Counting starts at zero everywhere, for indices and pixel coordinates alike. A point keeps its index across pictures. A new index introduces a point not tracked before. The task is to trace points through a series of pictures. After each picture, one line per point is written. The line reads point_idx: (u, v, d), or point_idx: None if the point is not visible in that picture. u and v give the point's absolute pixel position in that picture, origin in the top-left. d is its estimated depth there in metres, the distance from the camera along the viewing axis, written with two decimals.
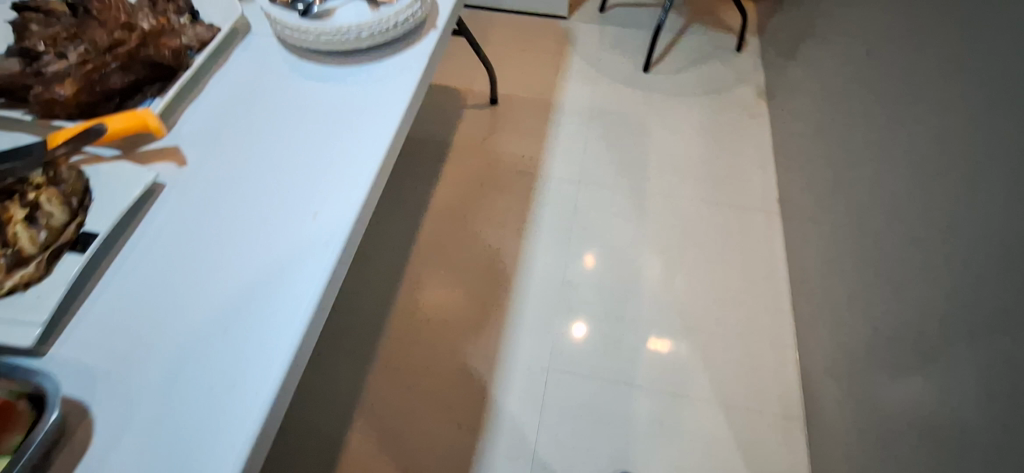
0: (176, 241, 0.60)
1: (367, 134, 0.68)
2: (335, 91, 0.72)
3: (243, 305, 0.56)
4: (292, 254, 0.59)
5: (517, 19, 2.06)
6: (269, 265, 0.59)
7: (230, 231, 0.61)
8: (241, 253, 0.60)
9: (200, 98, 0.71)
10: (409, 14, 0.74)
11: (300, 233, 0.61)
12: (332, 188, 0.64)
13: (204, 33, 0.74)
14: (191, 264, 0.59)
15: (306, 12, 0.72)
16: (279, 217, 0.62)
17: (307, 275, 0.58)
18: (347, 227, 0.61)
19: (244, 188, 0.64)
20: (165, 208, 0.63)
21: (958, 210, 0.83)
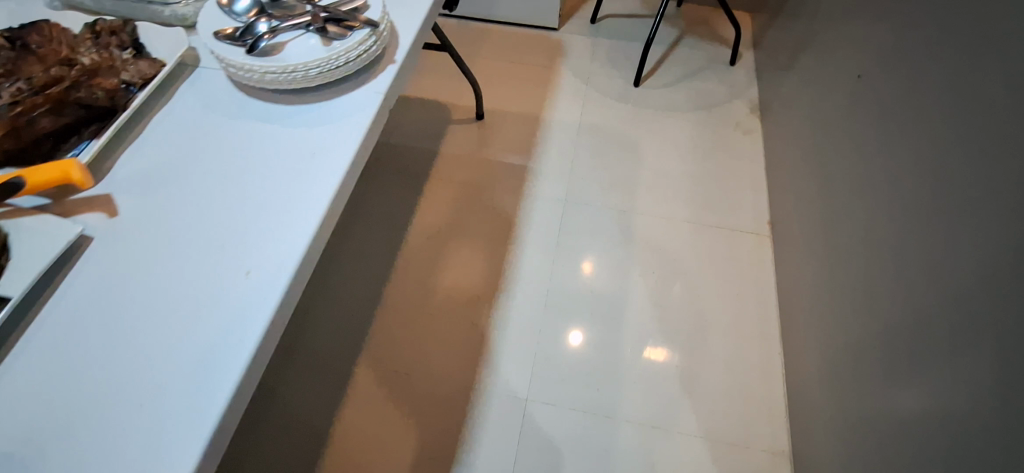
0: (101, 296, 0.57)
1: (311, 180, 0.65)
2: (282, 132, 0.69)
3: (163, 371, 0.52)
4: (220, 314, 0.56)
5: (506, 30, 2.02)
6: (194, 324, 0.55)
7: (160, 284, 0.58)
8: (170, 308, 0.56)
9: (141, 140, 0.68)
10: (363, 52, 0.70)
11: (230, 292, 0.57)
12: (268, 240, 0.60)
13: (146, 70, 0.71)
14: (111, 325, 0.55)
15: (253, 49, 0.69)
16: (209, 273, 0.58)
17: (233, 338, 0.54)
18: (281, 285, 0.57)
19: (175, 241, 0.61)
20: (92, 261, 0.59)
21: (962, 254, 0.78)
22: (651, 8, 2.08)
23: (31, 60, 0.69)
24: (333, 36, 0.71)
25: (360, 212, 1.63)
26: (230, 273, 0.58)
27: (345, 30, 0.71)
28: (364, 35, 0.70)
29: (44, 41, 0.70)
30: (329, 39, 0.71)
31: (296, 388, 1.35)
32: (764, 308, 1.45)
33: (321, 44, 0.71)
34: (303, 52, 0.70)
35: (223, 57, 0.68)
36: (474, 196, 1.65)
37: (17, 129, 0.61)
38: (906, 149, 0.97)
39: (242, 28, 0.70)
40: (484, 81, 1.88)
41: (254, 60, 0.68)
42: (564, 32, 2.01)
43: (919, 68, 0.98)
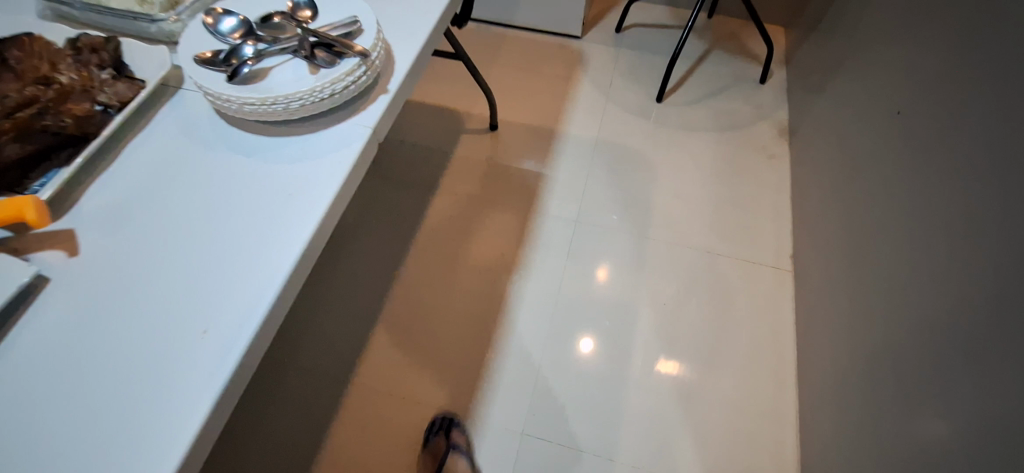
0: (55, 346, 0.54)
1: (286, 226, 0.60)
2: (261, 168, 0.65)
3: (108, 438, 0.49)
4: (173, 378, 0.52)
5: (526, 37, 1.95)
6: (147, 385, 0.52)
7: (117, 337, 0.54)
8: (123, 366, 0.53)
9: (113, 170, 0.65)
10: (351, 84, 0.65)
11: (185, 356, 0.53)
12: (231, 297, 0.56)
13: (125, 91, 0.67)
14: (60, 380, 0.52)
15: (235, 75, 0.64)
16: (167, 331, 0.55)
17: (186, 405, 0.51)
18: (240, 350, 0.53)
19: (135, 290, 0.57)
20: (49, 304, 0.56)
21: (1015, 325, 0.70)
22: (678, 19, 1.99)
23: (9, 76, 0.65)
24: (321, 64, 0.66)
25: (364, 220, 1.58)
26: (188, 333, 0.54)
27: (334, 59, 0.66)
28: (353, 65, 0.65)
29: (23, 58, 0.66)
30: (317, 68, 0.66)
31: (283, 398, 1.31)
32: (781, 346, 1.37)
33: (308, 73, 0.66)
34: (288, 81, 0.65)
35: (202, 84, 0.63)
36: (485, 206, 1.59)
37: None
38: (944, 200, 0.90)
39: (225, 52, 0.66)
40: (500, 90, 1.82)
41: (234, 90, 0.63)
42: (587, 41, 1.94)
43: (963, 113, 0.90)
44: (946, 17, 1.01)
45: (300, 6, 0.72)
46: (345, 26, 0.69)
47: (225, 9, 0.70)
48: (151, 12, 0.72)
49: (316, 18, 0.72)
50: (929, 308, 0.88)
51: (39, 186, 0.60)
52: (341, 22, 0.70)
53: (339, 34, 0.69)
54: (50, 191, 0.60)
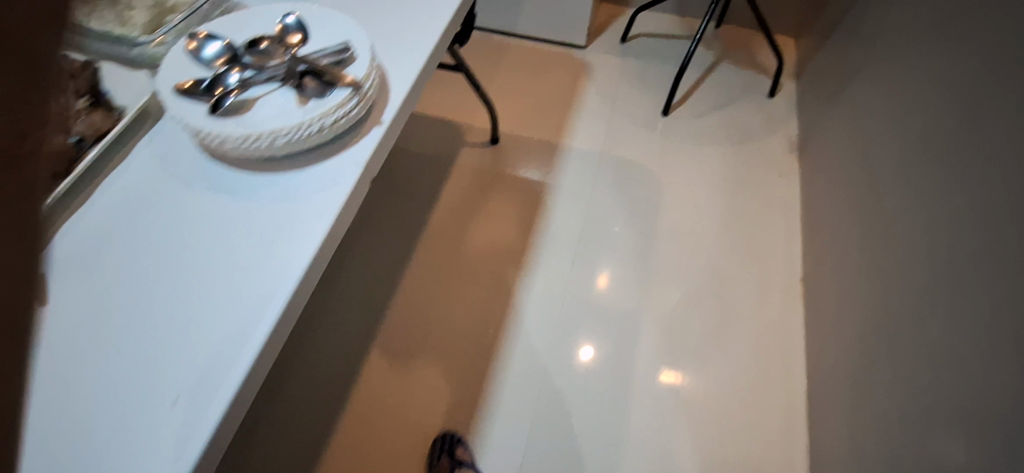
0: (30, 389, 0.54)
1: (266, 267, 0.61)
2: (243, 211, 0.65)
3: None
4: (149, 422, 0.53)
5: (530, 46, 1.91)
6: (122, 430, 0.52)
7: (92, 380, 0.55)
8: (98, 411, 0.53)
9: (92, 205, 0.65)
10: (342, 117, 0.61)
11: (163, 411, 0.53)
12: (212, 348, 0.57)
13: (102, 123, 0.69)
14: (34, 426, 0.52)
15: (217, 107, 0.60)
16: (143, 374, 0.55)
17: (163, 450, 0.51)
18: (219, 395, 0.54)
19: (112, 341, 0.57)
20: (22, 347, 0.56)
21: None
22: (685, 29, 1.95)
23: None
24: (309, 94, 0.62)
25: (359, 235, 1.53)
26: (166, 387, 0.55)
27: (323, 89, 0.62)
28: (344, 97, 0.62)
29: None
30: (305, 99, 0.62)
31: (271, 420, 1.25)
32: (791, 371, 1.31)
33: (296, 104, 0.62)
34: (274, 113, 0.61)
35: (181, 117, 0.59)
36: (484, 221, 1.55)
37: None
38: (961, 231, 0.86)
39: (208, 82, 0.62)
40: (502, 100, 1.78)
41: (216, 124, 0.59)
42: (592, 50, 1.89)
43: (980, 141, 0.86)
44: (966, 36, 0.97)
45: (289, 30, 0.68)
46: (336, 54, 0.65)
47: (210, 33, 0.66)
48: None
49: (306, 43, 0.68)
50: (946, 345, 0.84)
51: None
52: (332, 48, 0.66)
53: (330, 61, 0.65)
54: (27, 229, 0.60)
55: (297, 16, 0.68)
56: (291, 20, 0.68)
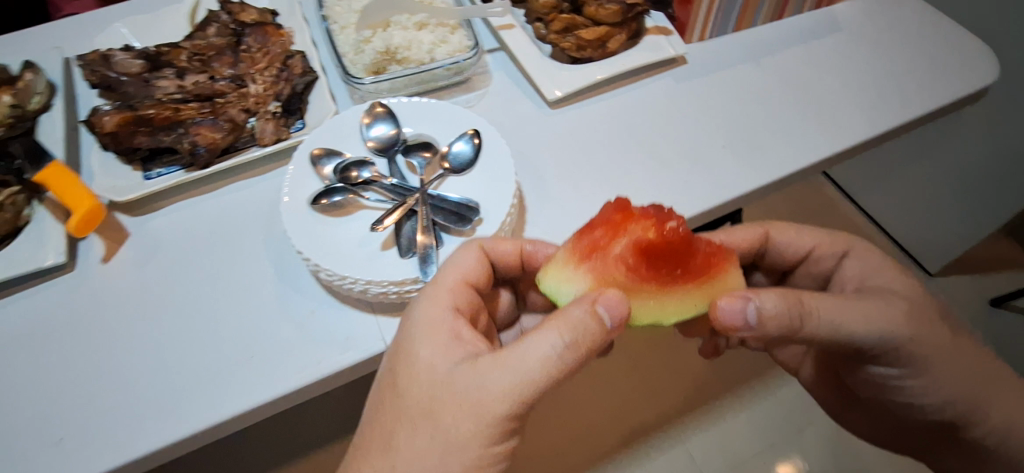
0: (62, 298, 0.56)
1: (244, 372, 0.51)
2: (261, 306, 0.55)
3: None
4: (66, 410, 0.50)
5: (857, 226, 1.28)
6: (50, 398, 0.51)
7: (85, 325, 0.55)
8: (70, 357, 0.53)
9: (220, 193, 0.63)
10: (393, 292, 0.51)
11: (26, 467, 0.48)
12: (98, 438, 0.49)
13: (268, 133, 0.63)
14: (24, 338, 0.54)
15: (323, 199, 0.54)
16: (99, 361, 0.53)
17: (40, 459, 0.48)
18: (106, 455, 0.48)
19: (75, 355, 0.53)
20: (70, 287, 0.57)
21: None
22: None
23: (226, 67, 0.67)
24: (403, 237, 0.52)
25: None
26: (48, 436, 0.49)
27: (413, 246, 0.52)
28: (413, 277, 0.50)
29: (255, 47, 0.68)
30: (392, 245, 0.52)
31: None
32: None
33: (379, 242, 0.52)
34: (354, 238, 0.53)
35: (291, 190, 0.55)
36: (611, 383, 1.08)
37: (117, 138, 0.59)
38: None
39: (341, 165, 0.56)
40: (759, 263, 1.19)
41: (309, 216, 0.53)
42: (937, 286, 1.20)
43: None
44: None
45: (456, 154, 0.58)
46: (459, 216, 0.53)
47: (389, 109, 0.60)
48: (355, 65, 0.66)
49: (459, 175, 0.57)
50: None
51: (154, 175, 0.61)
52: (458, 204, 0.54)
53: (449, 217, 0.53)
54: (158, 187, 0.60)
55: (477, 142, 0.58)
56: (465, 143, 0.58)
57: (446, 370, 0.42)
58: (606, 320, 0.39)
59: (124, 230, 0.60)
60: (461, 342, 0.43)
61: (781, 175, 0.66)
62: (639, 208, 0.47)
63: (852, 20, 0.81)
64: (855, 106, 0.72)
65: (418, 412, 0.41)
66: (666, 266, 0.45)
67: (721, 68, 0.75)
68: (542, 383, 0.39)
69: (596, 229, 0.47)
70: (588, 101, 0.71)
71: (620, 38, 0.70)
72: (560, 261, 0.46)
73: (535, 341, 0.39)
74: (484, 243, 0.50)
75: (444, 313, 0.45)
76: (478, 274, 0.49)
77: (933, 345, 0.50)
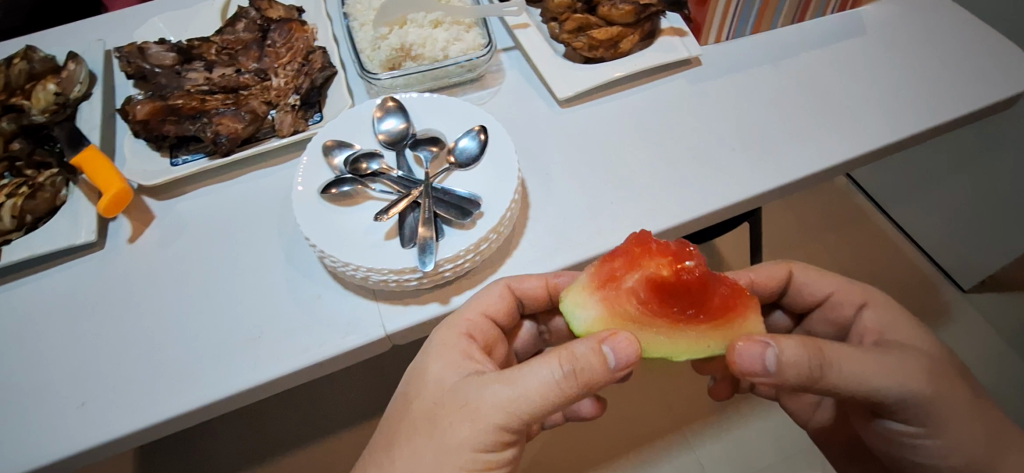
0: (91, 273, 0.60)
1: (249, 351, 0.54)
2: (270, 288, 0.58)
3: (21, 386, 0.54)
4: (88, 379, 0.54)
5: (886, 236, 1.24)
6: (75, 366, 0.55)
7: (109, 299, 0.58)
8: (94, 329, 0.57)
9: (240, 180, 0.66)
10: (393, 280, 0.53)
11: (52, 429, 0.52)
12: (119, 403, 0.52)
13: (287, 124, 0.65)
14: (56, 308, 0.58)
15: (333, 188, 0.56)
16: (119, 335, 0.56)
17: (64, 422, 0.52)
18: (121, 424, 0.51)
19: (101, 327, 0.57)
20: (98, 262, 0.61)
21: None
22: None
23: (251, 60, 0.71)
24: (405, 228, 0.54)
25: None
26: (71, 401, 0.53)
27: (413, 237, 0.53)
28: (413, 265, 0.52)
29: (279, 41, 0.71)
30: (395, 235, 0.54)
31: None
32: None
33: (383, 232, 0.54)
34: (359, 228, 0.55)
35: (304, 179, 0.57)
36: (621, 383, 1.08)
37: (148, 125, 0.63)
38: None
39: (351, 157, 0.58)
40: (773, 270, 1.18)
41: (319, 204, 0.56)
42: (969, 302, 1.15)
43: None
44: None
45: (462, 149, 0.59)
46: (460, 209, 0.54)
47: (400, 104, 0.62)
48: (372, 61, 0.69)
49: (465, 170, 0.58)
50: None
51: (180, 162, 0.64)
52: (460, 198, 0.55)
53: (451, 209, 0.54)
54: (182, 173, 0.63)
55: (482, 138, 0.59)
56: (471, 140, 0.59)
57: (453, 382, 0.46)
58: (610, 359, 0.42)
59: (149, 213, 0.64)
60: (471, 362, 0.47)
61: (793, 180, 0.65)
62: (658, 244, 0.49)
63: (878, 23, 0.79)
64: (874, 111, 0.70)
65: (421, 417, 0.45)
66: (679, 305, 0.47)
67: (737, 70, 0.74)
68: (538, 403, 0.42)
69: (615, 260, 0.49)
70: (599, 100, 0.72)
71: (632, 39, 0.70)
72: (580, 285, 0.49)
73: (537, 365, 0.42)
74: (511, 281, 0.53)
75: (459, 338, 0.49)
76: (500, 308, 0.53)
77: (949, 405, 0.49)
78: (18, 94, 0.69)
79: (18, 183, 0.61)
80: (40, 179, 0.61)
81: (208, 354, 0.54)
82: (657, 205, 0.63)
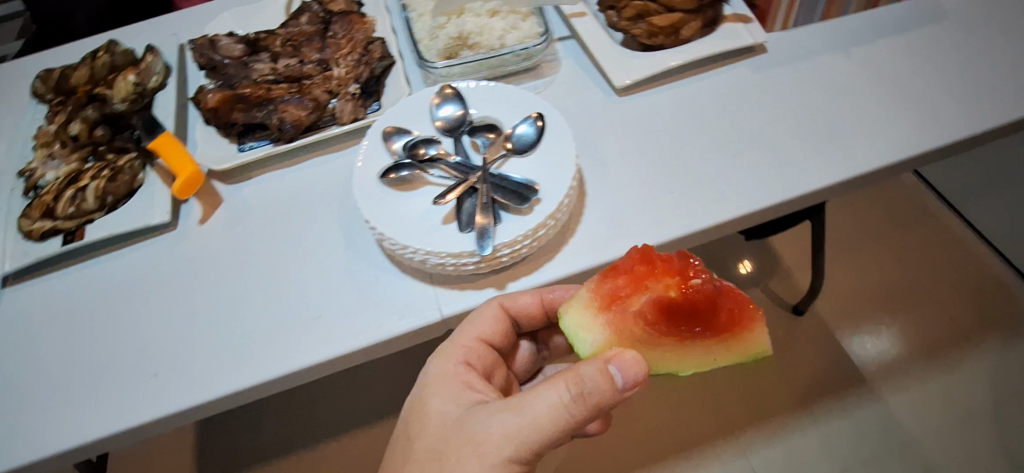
0: (165, 251, 0.63)
1: (310, 331, 0.56)
2: (329, 270, 0.59)
3: (104, 357, 0.57)
4: (162, 352, 0.57)
5: (958, 239, 1.16)
6: (150, 341, 0.58)
7: (180, 277, 0.61)
8: (168, 305, 0.60)
9: (301, 166, 0.68)
10: (451, 264, 0.53)
11: (130, 397, 0.54)
12: (192, 375, 0.55)
13: (347, 112, 0.67)
14: (137, 283, 0.62)
15: (392, 173, 0.57)
16: (190, 312, 0.59)
17: (141, 393, 0.55)
18: (191, 397, 0.54)
19: (175, 303, 0.60)
20: (172, 241, 0.64)
21: None
22: None
23: (313, 51, 0.73)
24: (463, 212, 0.54)
25: None
26: (146, 372, 0.56)
27: (471, 222, 0.54)
28: (473, 250, 0.52)
29: (340, 33, 0.73)
30: (453, 220, 0.54)
31: None
32: None
33: (441, 216, 0.55)
34: (416, 211, 0.55)
35: (366, 163, 0.58)
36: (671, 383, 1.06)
37: (218, 113, 0.66)
38: None
39: (411, 143, 0.59)
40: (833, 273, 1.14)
41: (379, 188, 0.57)
42: None
43: None
44: None
45: (519, 136, 0.59)
46: (518, 194, 0.54)
47: (458, 92, 0.63)
48: (429, 51, 0.69)
49: (521, 156, 0.58)
50: None
51: (246, 148, 0.67)
52: (517, 184, 0.55)
53: (508, 194, 0.54)
54: (250, 158, 0.65)
55: (539, 125, 0.59)
56: (529, 126, 0.59)
57: (455, 417, 0.46)
58: (618, 379, 0.42)
59: (218, 196, 0.66)
60: (471, 392, 0.48)
61: (865, 173, 0.61)
62: (660, 262, 0.48)
63: (961, 7, 0.73)
64: (954, 100, 0.66)
65: (426, 458, 0.45)
66: (684, 325, 0.46)
67: (804, 58, 0.71)
68: (548, 429, 0.42)
69: (618, 279, 0.49)
70: (655, 89, 0.70)
71: (694, 26, 0.68)
72: (582, 305, 0.48)
73: (543, 390, 0.43)
74: (505, 300, 0.53)
75: (457, 367, 0.50)
76: (494, 331, 0.53)
77: None
78: (102, 85, 0.74)
79: (100, 168, 0.65)
80: (120, 163, 0.65)
81: (271, 331, 0.56)
82: (718, 195, 0.61)
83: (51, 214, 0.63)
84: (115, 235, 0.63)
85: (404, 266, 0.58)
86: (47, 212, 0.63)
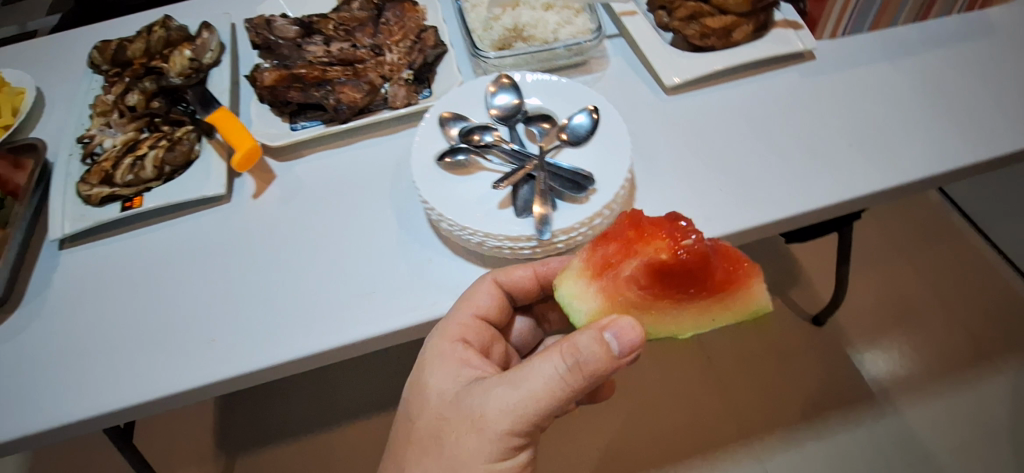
0: (220, 223, 0.64)
1: (363, 306, 0.57)
2: (383, 249, 0.60)
3: (161, 322, 0.58)
4: (219, 320, 0.58)
5: (982, 257, 1.16)
6: (207, 308, 0.59)
7: (236, 248, 0.62)
8: (223, 274, 0.61)
9: (353, 147, 0.69)
10: (507, 248, 0.54)
11: (187, 361, 0.56)
12: (249, 343, 0.56)
13: (401, 96, 0.68)
14: (192, 252, 0.63)
15: (449, 157, 0.58)
16: (246, 282, 0.60)
17: (198, 357, 0.56)
18: (248, 364, 0.55)
19: (230, 273, 0.61)
20: (228, 213, 0.65)
21: None
22: None
23: (365, 36, 0.74)
24: (519, 198, 0.55)
25: None
26: (203, 338, 0.57)
27: (527, 208, 0.55)
28: (531, 235, 0.53)
29: (393, 19, 0.74)
30: (509, 205, 0.56)
31: None
32: None
33: (498, 201, 0.56)
34: (473, 195, 0.56)
35: (424, 146, 0.59)
36: (692, 384, 1.06)
37: (274, 91, 0.67)
38: None
39: (467, 129, 0.60)
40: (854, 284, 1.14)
41: (437, 171, 0.58)
42: None
43: None
44: None
45: (574, 127, 0.60)
46: (574, 183, 0.55)
47: (514, 82, 0.64)
48: (482, 41, 0.71)
49: (576, 147, 0.59)
50: None
51: (300, 127, 0.68)
52: (573, 173, 0.56)
53: (564, 183, 0.55)
54: (305, 137, 0.67)
55: (594, 117, 0.60)
56: (584, 117, 0.60)
57: (453, 394, 0.46)
58: (614, 346, 0.41)
59: (272, 173, 0.68)
60: (469, 369, 0.48)
61: (913, 181, 0.62)
62: (650, 225, 0.48)
63: (1008, 25, 0.74)
64: (1002, 115, 0.67)
65: (427, 435, 0.46)
66: (677, 286, 0.46)
67: (852, 67, 0.71)
68: (544, 399, 0.43)
69: (609, 246, 0.49)
70: (703, 90, 0.71)
71: (746, 29, 0.69)
72: (575, 274, 0.48)
73: (539, 363, 0.43)
74: (498, 275, 0.53)
75: (453, 345, 0.50)
76: (491, 307, 0.53)
77: None
78: (158, 59, 0.75)
79: (157, 138, 0.67)
80: (177, 135, 0.66)
81: (326, 305, 0.57)
82: (767, 196, 0.62)
83: (110, 181, 0.64)
84: (172, 204, 0.64)
85: (456, 249, 0.59)
86: (107, 178, 0.64)
